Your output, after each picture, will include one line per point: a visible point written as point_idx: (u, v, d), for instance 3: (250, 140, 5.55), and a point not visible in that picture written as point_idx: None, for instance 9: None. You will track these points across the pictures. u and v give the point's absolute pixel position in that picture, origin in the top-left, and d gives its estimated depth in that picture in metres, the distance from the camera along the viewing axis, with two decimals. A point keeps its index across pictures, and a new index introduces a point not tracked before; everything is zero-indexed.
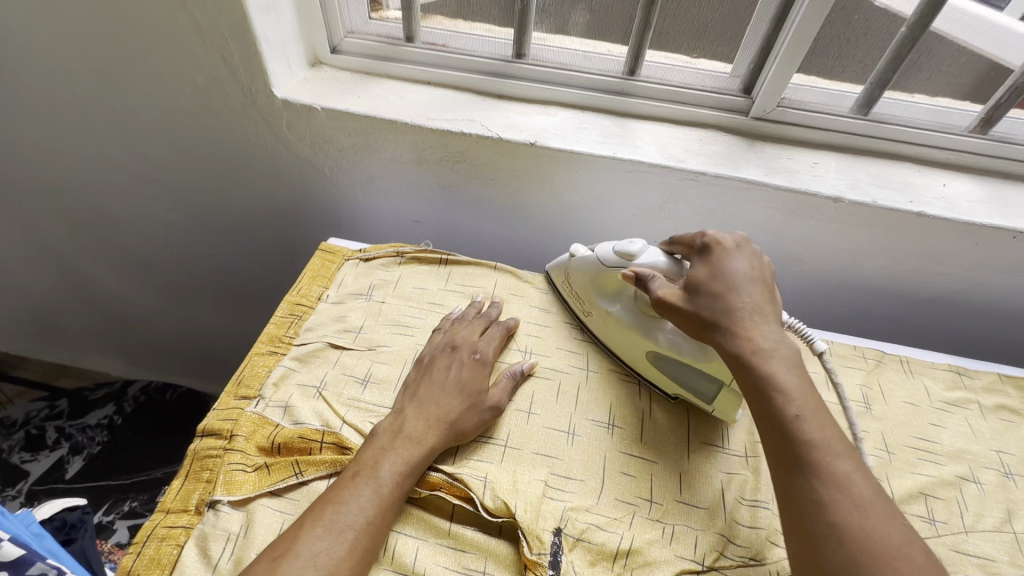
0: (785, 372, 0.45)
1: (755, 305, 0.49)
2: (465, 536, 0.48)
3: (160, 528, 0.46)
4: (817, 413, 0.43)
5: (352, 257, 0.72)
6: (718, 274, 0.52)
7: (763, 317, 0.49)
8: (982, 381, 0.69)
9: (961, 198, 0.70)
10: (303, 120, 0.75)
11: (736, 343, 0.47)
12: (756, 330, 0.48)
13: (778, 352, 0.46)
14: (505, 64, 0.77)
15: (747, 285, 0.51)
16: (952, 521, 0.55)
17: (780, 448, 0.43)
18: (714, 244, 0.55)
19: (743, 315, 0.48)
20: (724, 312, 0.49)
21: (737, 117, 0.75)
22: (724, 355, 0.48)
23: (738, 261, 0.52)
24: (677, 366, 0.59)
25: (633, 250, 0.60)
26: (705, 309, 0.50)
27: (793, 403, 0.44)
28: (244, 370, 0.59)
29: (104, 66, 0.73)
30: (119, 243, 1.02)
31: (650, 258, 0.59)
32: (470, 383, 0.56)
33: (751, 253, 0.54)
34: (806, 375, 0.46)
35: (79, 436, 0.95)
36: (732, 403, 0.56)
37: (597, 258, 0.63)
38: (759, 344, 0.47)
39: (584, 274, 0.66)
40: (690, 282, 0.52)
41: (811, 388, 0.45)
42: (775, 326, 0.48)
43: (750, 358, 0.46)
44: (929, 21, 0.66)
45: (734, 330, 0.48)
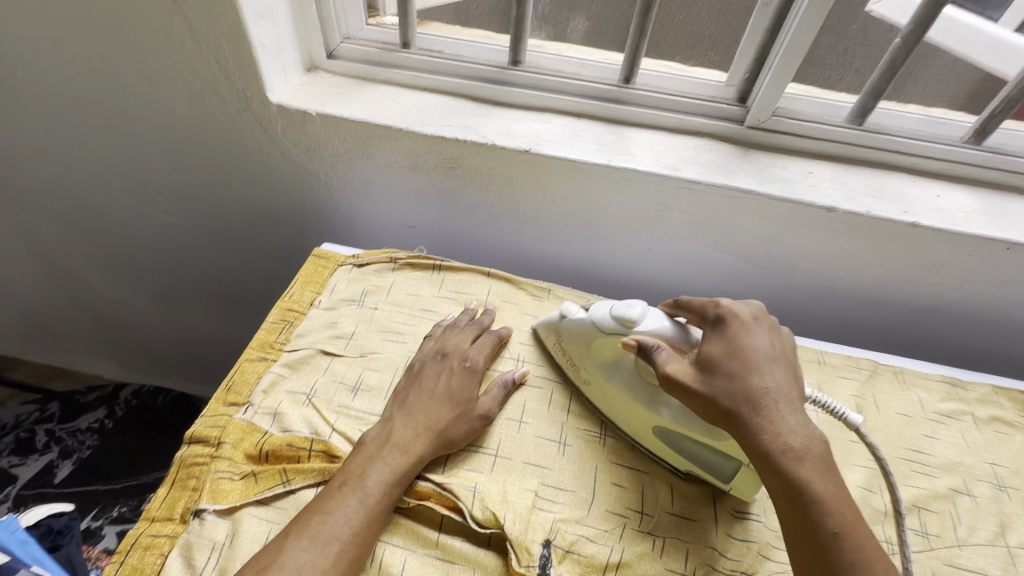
0: (819, 477, 0.43)
1: (783, 392, 0.47)
2: (454, 547, 0.48)
3: (145, 537, 0.46)
4: (854, 526, 0.42)
5: (345, 263, 0.72)
6: (739, 353, 0.49)
7: (791, 407, 0.46)
8: (976, 393, 0.68)
9: (956, 208, 0.70)
10: (298, 125, 0.75)
11: (765, 440, 0.44)
12: (787, 425, 0.45)
13: (812, 452, 0.44)
14: (501, 71, 0.77)
15: (772, 369, 0.48)
16: (946, 534, 0.55)
17: (813, 562, 0.41)
18: (730, 316, 0.52)
19: (772, 407, 0.46)
20: (750, 401, 0.46)
21: (732, 126, 0.75)
22: (753, 452, 0.45)
23: (758, 338, 0.50)
24: (689, 441, 0.53)
25: (632, 315, 0.55)
26: (727, 396, 0.47)
27: (830, 516, 0.42)
28: (234, 376, 0.58)
29: (99, 69, 0.72)
30: (114, 245, 1.02)
31: (653, 325, 0.55)
32: (459, 392, 0.56)
33: (769, 328, 0.52)
34: (838, 477, 0.44)
35: (69, 439, 0.94)
36: (754, 481, 0.51)
37: (593, 322, 0.58)
38: (792, 443, 0.44)
39: (577, 338, 0.60)
40: (706, 363, 0.49)
41: (846, 495, 0.43)
42: (803, 417, 0.46)
43: (782, 459, 0.43)
44: (922, 33, 0.67)
45: (762, 425, 0.45)
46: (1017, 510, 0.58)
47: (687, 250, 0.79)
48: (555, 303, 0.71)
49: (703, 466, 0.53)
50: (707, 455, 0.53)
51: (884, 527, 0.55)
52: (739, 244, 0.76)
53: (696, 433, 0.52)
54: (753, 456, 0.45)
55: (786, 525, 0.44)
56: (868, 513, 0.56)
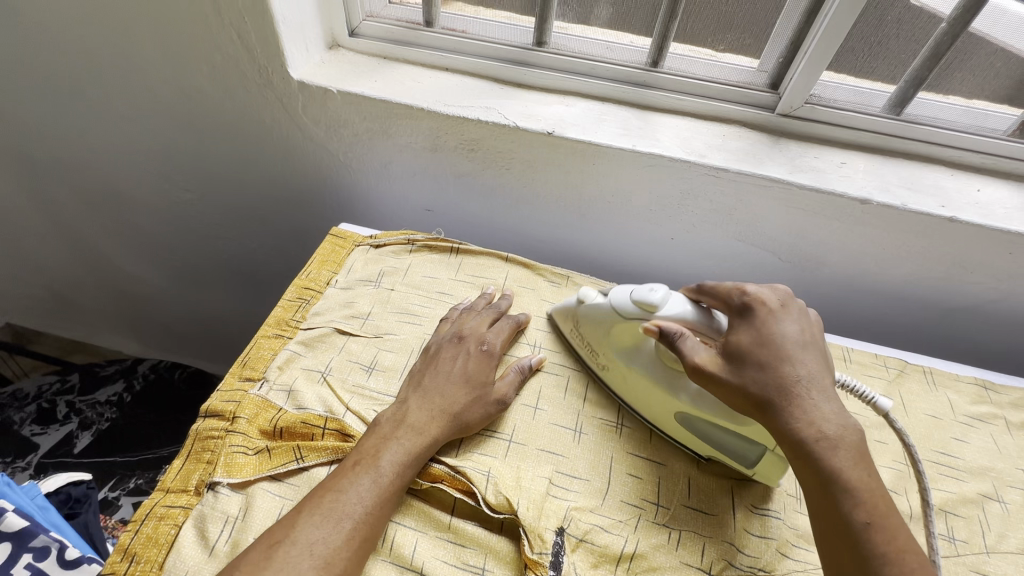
0: (853, 466, 0.42)
1: (815, 380, 0.45)
2: (466, 531, 0.47)
3: (159, 508, 0.46)
4: (887, 516, 0.40)
5: (362, 243, 0.72)
6: (772, 339, 0.47)
7: (823, 395, 0.45)
8: (1009, 397, 0.66)
9: (996, 204, 0.67)
10: (318, 103, 0.74)
11: (797, 429, 0.43)
12: (819, 415, 0.43)
13: (845, 442, 0.42)
14: (524, 51, 0.75)
15: (806, 356, 0.46)
16: (973, 540, 0.53)
17: (846, 551, 0.40)
18: (758, 302, 0.50)
19: (805, 395, 0.44)
20: (781, 388, 0.45)
21: (762, 113, 0.72)
22: (783, 440, 0.44)
23: (792, 325, 0.48)
24: (712, 425, 0.52)
25: (653, 300, 0.52)
26: (758, 383, 0.45)
27: (862, 506, 0.40)
28: (250, 352, 0.58)
29: (122, 44, 0.72)
30: (134, 221, 1.02)
31: (676, 310, 0.52)
32: (475, 375, 0.55)
33: (800, 314, 0.49)
34: (871, 467, 0.42)
35: (88, 411, 0.96)
36: (779, 466, 0.51)
37: (612, 307, 0.56)
38: (824, 432, 0.43)
39: (595, 324, 0.58)
40: (734, 349, 0.48)
41: (879, 484, 0.42)
42: (836, 404, 0.45)
43: (814, 448, 0.42)
44: (970, 18, 0.63)
45: (795, 414, 0.44)
46: None
47: (710, 240, 0.78)
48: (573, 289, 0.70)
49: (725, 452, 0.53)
50: (731, 439, 0.52)
51: (909, 531, 0.53)
52: (764, 235, 0.74)
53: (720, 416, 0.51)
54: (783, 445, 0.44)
55: (816, 514, 0.42)
56: None
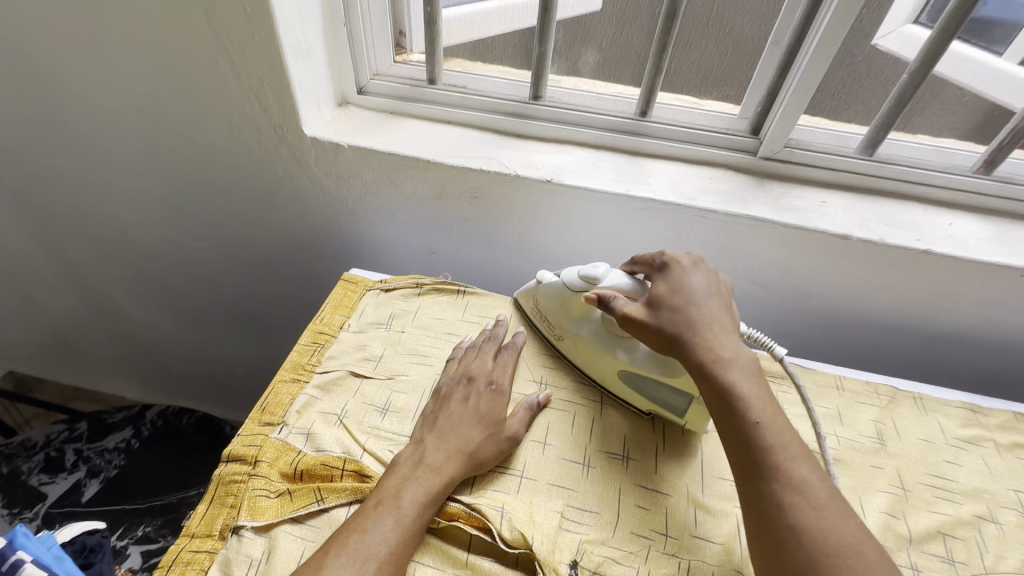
0: (746, 380, 0.49)
1: (714, 319, 0.54)
2: (482, 567, 0.49)
3: (185, 553, 0.48)
4: (773, 418, 0.47)
5: (373, 287, 0.75)
6: (680, 289, 0.57)
7: (719, 329, 0.53)
8: (996, 420, 0.69)
9: (968, 236, 0.71)
10: (330, 156, 0.78)
11: (697, 354, 0.51)
12: (716, 343, 0.52)
13: (738, 363, 0.50)
14: (521, 105, 0.81)
15: (706, 301, 0.56)
16: (972, 561, 0.55)
17: (740, 449, 0.47)
18: (672, 262, 0.60)
19: (704, 329, 0.53)
20: (686, 325, 0.54)
21: (746, 156, 0.78)
22: (689, 366, 0.52)
23: (696, 277, 0.58)
24: (650, 383, 0.61)
25: (597, 275, 0.62)
26: (669, 324, 0.54)
27: (752, 410, 0.47)
28: (268, 397, 0.60)
29: (146, 105, 0.77)
30: (145, 269, 1.06)
31: (614, 281, 0.62)
32: (488, 413, 0.57)
33: (708, 272, 0.59)
34: (762, 382, 0.50)
35: (97, 459, 0.97)
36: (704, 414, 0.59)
37: (563, 285, 0.65)
38: (719, 355, 0.51)
39: (551, 299, 0.67)
40: (654, 300, 0.57)
41: (767, 395, 0.49)
42: (733, 338, 0.53)
43: (711, 368, 0.50)
44: (929, 70, 0.70)
45: (697, 343, 0.52)
46: None
47: None
48: None
49: (661, 404, 0.61)
50: (665, 394, 0.60)
51: (909, 555, 0.55)
52: (754, 270, 0.78)
53: (652, 372, 0.60)
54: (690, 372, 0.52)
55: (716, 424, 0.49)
56: (893, 539, 0.56)
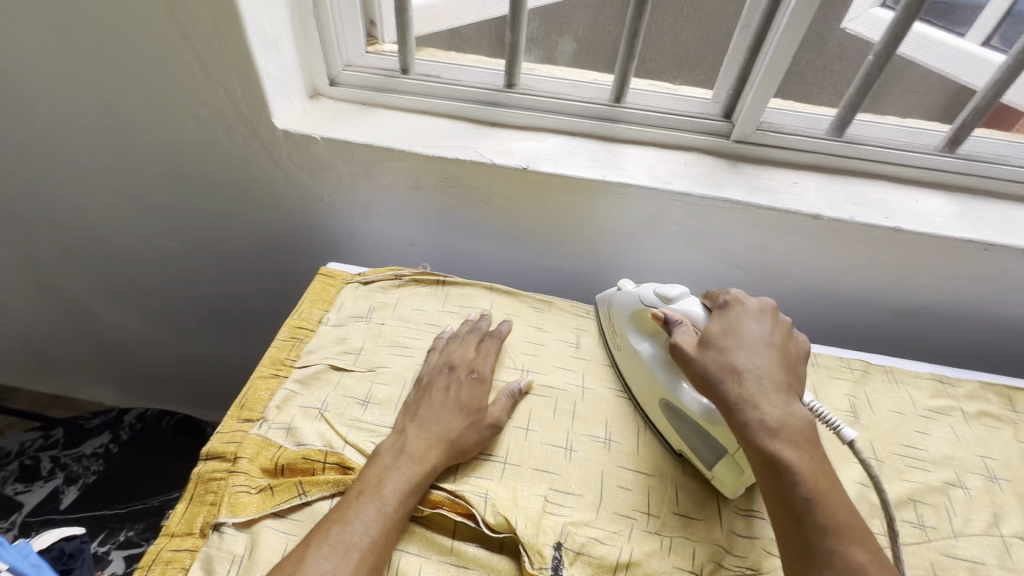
0: (796, 448, 0.47)
1: (766, 373, 0.51)
2: (467, 553, 0.49)
3: (165, 552, 0.47)
4: (829, 496, 0.45)
5: (351, 281, 0.74)
6: (733, 334, 0.55)
7: (773, 385, 0.50)
8: (963, 389, 0.71)
9: (934, 213, 0.73)
10: (302, 148, 0.77)
11: (743, 412, 0.49)
12: (766, 401, 0.49)
13: (790, 426, 0.48)
14: (495, 93, 0.80)
15: (760, 352, 0.53)
16: (941, 525, 0.57)
17: (788, 525, 0.45)
18: (735, 304, 0.58)
19: (753, 384, 0.50)
20: (733, 378, 0.51)
21: (720, 140, 0.78)
22: (733, 425, 0.49)
23: (753, 325, 0.55)
24: (686, 421, 0.57)
25: (671, 293, 0.61)
26: (715, 374, 0.52)
27: (804, 484, 0.45)
28: (247, 393, 0.60)
29: (109, 100, 0.75)
30: (117, 271, 1.03)
31: (684, 306, 0.60)
32: (469, 402, 0.58)
33: (769, 320, 0.56)
34: (816, 450, 0.47)
35: (74, 465, 0.95)
36: (734, 473, 0.54)
37: (638, 297, 0.64)
38: (769, 415, 0.48)
39: (623, 309, 0.67)
40: (706, 343, 0.54)
41: (821, 466, 0.46)
42: (786, 396, 0.50)
43: (758, 430, 0.47)
44: (894, 49, 0.70)
45: (745, 400, 0.49)
46: (1008, 501, 0.60)
47: (680, 259, 0.83)
48: (557, 314, 0.73)
49: (690, 447, 0.57)
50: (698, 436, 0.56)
51: (883, 522, 0.57)
52: (730, 252, 0.80)
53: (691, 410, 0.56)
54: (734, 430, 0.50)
55: (762, 490, 0.47)
56: (867, 508, 0.58)
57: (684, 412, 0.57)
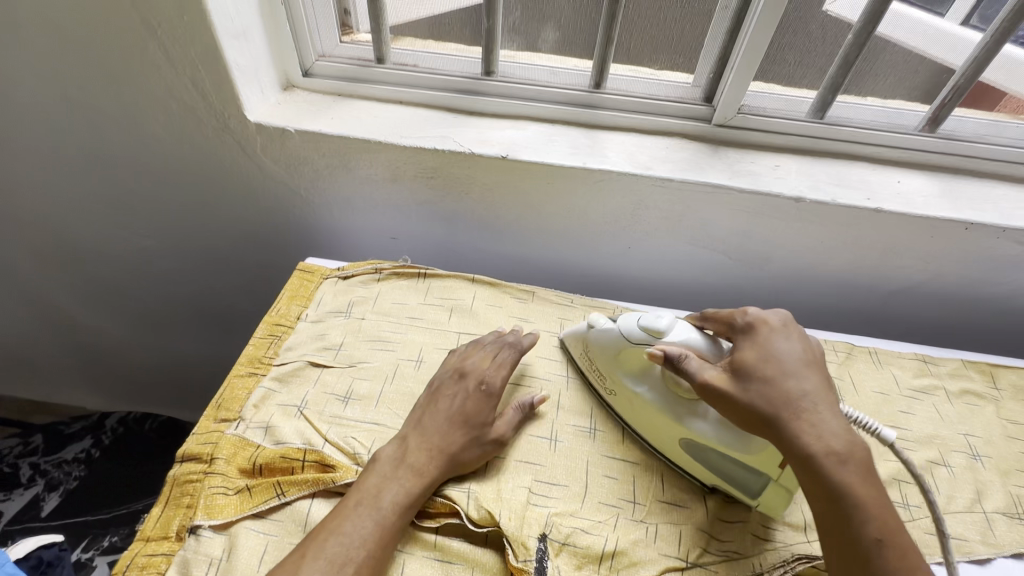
0: (863, 482, 0.44)
1: (819, 397, 0.48)
2: (452, 547, 0.49)
3: (141, 557, 0.46)
4: (896, 532, 0.43)
5: (330, 276, 0.73)
6: (774, 357, 0.50)
7: (829, 413, 0.47)
8: (946, 368, 0.71)
9: (915, 193, 0.73)
10: (277, 142, 0.75)
11: (807, 445, 0.45)
12: (828, 432, 0.46)
13: (854, 457, 0.45)
14: (474, 81, 0.79)
15: (807, 374, 0.49)
16: (925, 504, 0.57)
17: (854, 564, 0.43)
18: (760, 321, 0.54)
19: (811, 413, 0.47)
20: (789, 406, 0.47)
21: (701, 124, 0.77)
22: (794, 458, 0.46)
23: (789, 343, 0.52)
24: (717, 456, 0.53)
25: (660, 326, 0.56)
26: (765, 401, 0.48)
27: (871, 520, 0.43)
28: (224, 393, 0.58)
29: (74, 96, 0.73)
30: (93, 272, 1.01)
31: (681, 336, 0.56)
32: (474, 415, 0.55)
33: (801, 335, 0.53)
34: (877, 481, 0.45)
35: (55, 472, 0.93)
36: (781, 496, 0.52)
37: (620, 335, 0.58)
38: (834, 448, 0.45)
39: (604, 351, 0.60)
40: (742, 367, 0.50)
41: (884, 498, 0.44)
42: (841, 421, 0.47)
43: (825, 465, 0.44)
44: (873, 28, 0.70)
45: (805, 430, 0.46)
46: (991, 478, 0.60)
47: (664, 246, 0.82)
48: (541, 305, 0.72)
49: (729, 479, 0.54)
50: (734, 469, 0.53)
51: None
52: (714, 238, 0.79)
53: (726, 446, 0.51)
54: (793, 461, 0.46)
55: (823, 525, 0.45)
56: None
57: (716, 451, 0.52)
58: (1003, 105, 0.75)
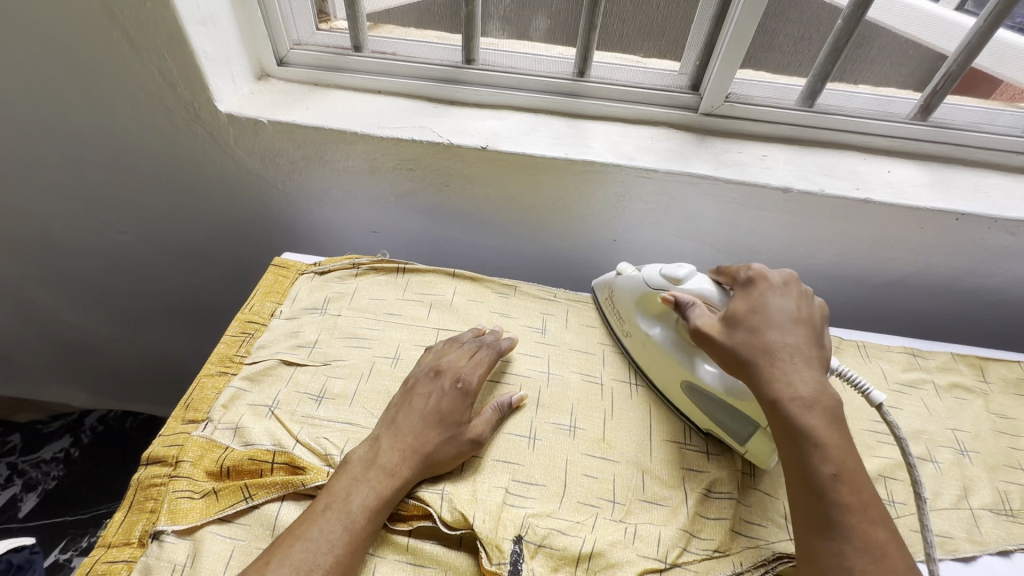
0: (827, 425, 0.44)
1: (799, 348, 0.48)
2: (425, 551, 0.48)
3: (100, 564, 0.45)
4: (856, 475, 0.42)
5: (306, 271, 0.71)
6: (760, 311, 0.51)
7: (804, 361, 0.47)
8: (935, 361, 0.70)
9: (906, 183, 0.71)
10: (250, 134, 0.73)
11: (773, 388, 0.46)
12: (798, 377, 0.46)
13: (821, 402, 0.45)
14: (454, 69, 0.77)
15: (790, 326, 0.49)
16: (911, 501, 0.56)
17: (807, 500, 0.43)
18: (759, 279, 0.54)
19: (783, 359, 0.47)
20: (764, 351, 0.48)
21: (686, 113, 0.75)
22: (761, 399, 0.46)
23: (781, 299, 0.51)
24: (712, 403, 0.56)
25: (679, 275, 0.58)
26: (742, 347, 0.49)
27: (831, 460, 0.42)
28: (192, 393, 0.57)
29: (38, 87, 0.70)
30: (70, 268, 0.98)
31: (695, 285, 0.58)
32: (449, 414, 0.53)
33: (799, 294, 0.52)
34: (845, 429, 0.44)
35: (33, 472, 0.92)
36: (768, 447, 0.53)
37: (643, 279, 0.61)
38: (801, 392, 0.45)
39: (626, 295, 0.64)
40: (728, 319, 0.51)
41: (849, 444, 0.44)
42: (817, 371, 0.47)
43: (788, 404, 0.45)
44: (862, 13, 0.67)
45: (774, 374, 0.46)
46: (978, 473, 0.59)
47: (651, 238, 0.80)
48: (522, 299, 0.70)
49: (722, 428, 0.56)
50: (727, 417, 0.55)
51: None
52: (700, 230, 0.78)
53: (721, 390, 0.54)
54: (761, 403, 0.47)
55: (784, 466, 0.45)
56: None
57: (715, 397, 0.55)
58: (999, 92, 0.73)
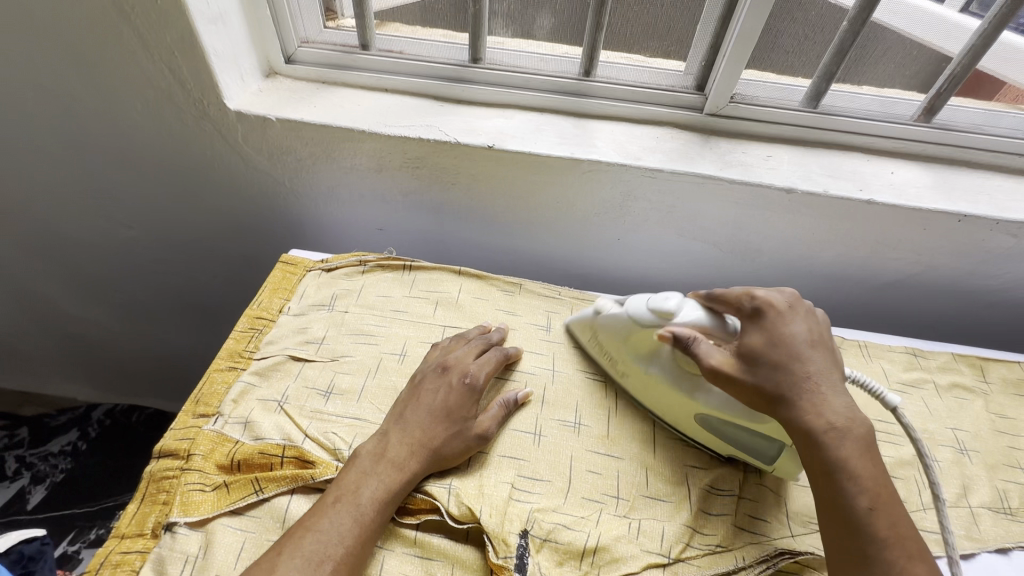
0: (860, 456, 0.44)
1: (824, 377, 0.48)
2: (432, 544, 0.48)
3: (115, 555, 0.46)
4: (891, 506, 0.43)
5: (313, 268, 0.72)
6: (779, 338, 0.50)
7: (830, 390, 0.47)
8: (936, 361, 0.71)
9: (908, 184, 0.72)
10: (258, 132, 0.74)
11: (805, 420, 0.46)
12: (828, 408, 0.46)
13: (852, 433, 0.45)
14: (461, 68, 0.77)
15: (812, 354, 0.49)
16: (910, 498, 0.57)
17: (845, 534, 0.43)
18: (768, 304, 0.52)
19: (813, 390, 0.47)
20: (791, 383, 0.48)
21: (691, 113, 0.76)
22: (793, 431, 0.47)
23: (797, 325, 0.51)
24: (727, 426, 0.54)
25: (669, 308, 0.55)
26: (768, 379, 0.48)
27: (867, 493, 0.43)
28: (203, 388, 0.57)
29: (48, 82, 0.71)
30: (77, 263, 0.99)
31: (690, 315, 0.55)
32: (457, 410, 0.54)
33: (809, 316, 0.52)
34: (877, 459, 0.45)
35: (42, 465, 0.93)
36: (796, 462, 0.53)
37: (628, 316, 0.58)
38: (832, 424, 0.45)
39: (612, 333, 0.61)
40: (746, 350, 0.50)
41: (883, 475, 0.44)
42: (844, 400, 0.47)
43: (822, 437, 0.45)
44: (867, 15, 0.68)
45: (804, 406, 0.46)
46: (977, 473, 0.60)
47: (654, 238, 0.81)
48: (527, 297, 0.71)
49: (742, 448, 0.55)
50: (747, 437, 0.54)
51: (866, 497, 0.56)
52: (704, 230, 0.78)
53: (737, 418, 0.52)
54: (793, 435, 0.47)
55: (818, 498, 0.45)
56: None
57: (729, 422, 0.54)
58: (1002, 94, 0.73)
